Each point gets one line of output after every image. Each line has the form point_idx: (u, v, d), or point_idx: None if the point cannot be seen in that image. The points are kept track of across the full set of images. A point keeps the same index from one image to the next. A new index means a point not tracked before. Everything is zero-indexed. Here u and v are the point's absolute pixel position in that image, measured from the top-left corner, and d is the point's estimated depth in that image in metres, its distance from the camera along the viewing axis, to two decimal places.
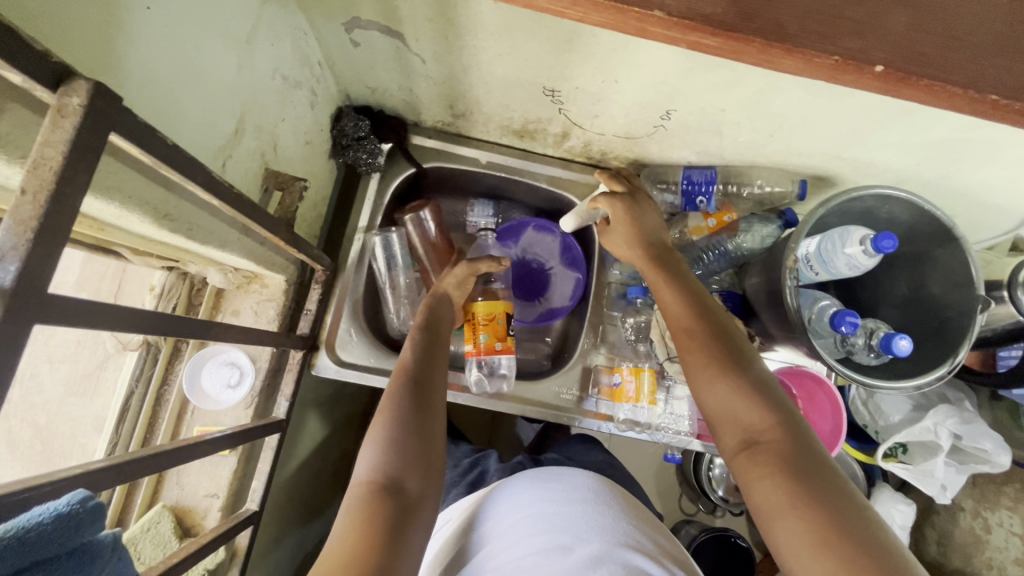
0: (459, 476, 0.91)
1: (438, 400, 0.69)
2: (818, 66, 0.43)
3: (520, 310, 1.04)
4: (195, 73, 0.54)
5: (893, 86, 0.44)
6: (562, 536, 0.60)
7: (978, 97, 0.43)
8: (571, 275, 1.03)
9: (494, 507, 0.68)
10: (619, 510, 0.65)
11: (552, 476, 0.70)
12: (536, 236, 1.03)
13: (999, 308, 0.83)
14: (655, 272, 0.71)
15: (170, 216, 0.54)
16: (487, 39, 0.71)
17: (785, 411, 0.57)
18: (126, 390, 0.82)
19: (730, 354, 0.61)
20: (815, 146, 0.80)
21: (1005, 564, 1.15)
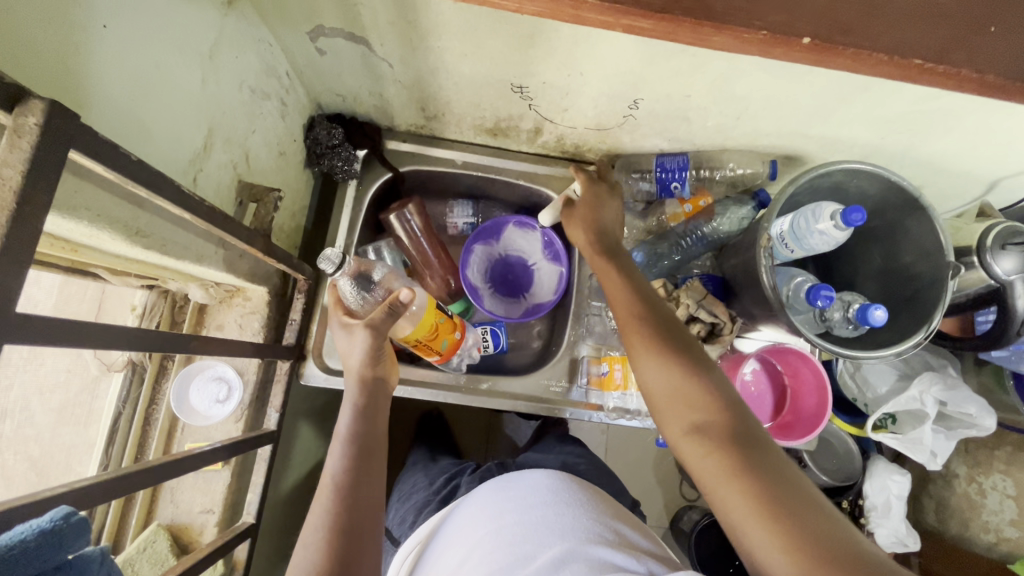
0: (434, 493, 0.94)
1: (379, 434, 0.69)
2: (748, 42, 0.46)
3: (507, 307, 1.04)
4: (158, 89, 0.54)
5: (821, 56, 0.46)
6: (525, 543, 0.60)
7: (901, 62, 0.46)
8: (555, 271, 1.02)
9: (460, 521, 0.70)
10: (580, 509, 0.66)
11: (513, 484, 0.72)
12: (517, 233, 1.02)
13: (970, 274, 0.85)
14: (607, 266, 0.75)
15: (142, 233, 0.54)
16: (451, 40, 0.71)
17: (719, 391, 0.61)
18: (113, 411, 0.82)
19: (669, 339, 0.65)
20: (781, 126, 0.82)
21: (1001, 526, 1.18)
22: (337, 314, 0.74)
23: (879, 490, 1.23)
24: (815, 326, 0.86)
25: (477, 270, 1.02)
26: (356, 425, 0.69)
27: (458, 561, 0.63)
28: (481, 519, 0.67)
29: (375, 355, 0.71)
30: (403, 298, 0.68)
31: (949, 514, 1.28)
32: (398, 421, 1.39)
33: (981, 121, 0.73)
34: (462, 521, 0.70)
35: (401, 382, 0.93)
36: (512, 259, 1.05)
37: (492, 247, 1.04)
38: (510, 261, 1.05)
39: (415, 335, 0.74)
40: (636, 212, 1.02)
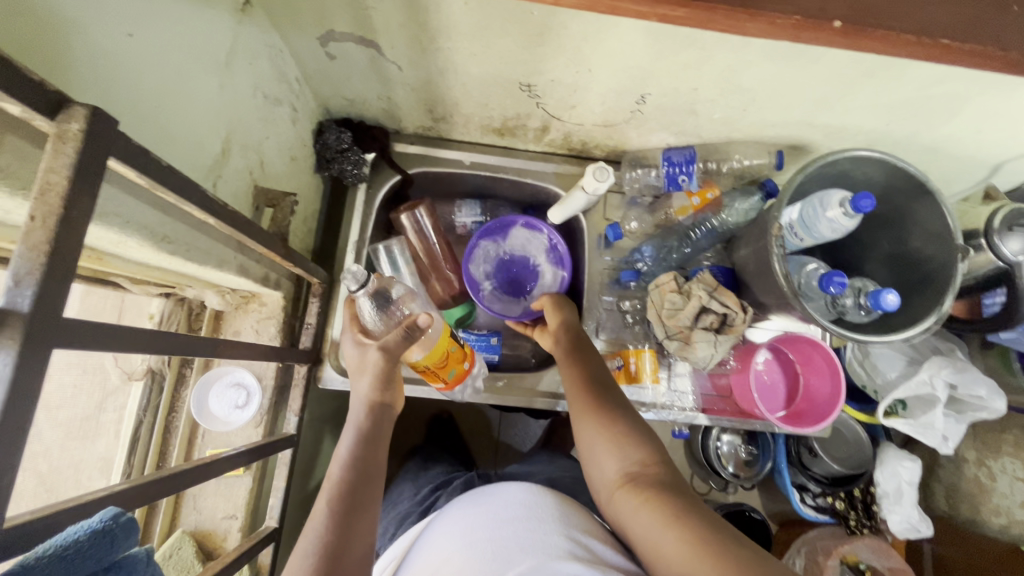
0: (415, 505, 0.95)
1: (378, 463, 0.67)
2: (783, 27, 0.47)
3: (505, 306, 1.02)
4: (180, 93, 0.55)
5: (855, 38, 0.48)
6: (493, 562, 0.58)
7: (928, 40, 0.48)
8: (557, 274, 1.00)
9: (431, 543, 0.68)
10: (559, 523, 0.63)
11: (485, 500, 0.69)
12: (524, 231, 1.01)
13: (979, 256, 0.86)
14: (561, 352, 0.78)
15: (168, 238, 0.54)
16: (460, 40, 0.72)
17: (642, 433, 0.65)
18: (134, 420, 0.82)
19: (600, 389, 0.70)
20: (788, 116, 0.83)
21: (1010, 509, 1.17)
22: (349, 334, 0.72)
23: (890, 477, 1.23)
24: (828, 313, 0.87)
25: (480, 266, 1.01)
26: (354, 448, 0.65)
27: None
28: (455, 536, 0.65)
29: (387, 382, 0.68)
30: (420, 323, 0.65)
31: (961, 499, 1.29)
32: (410, 424, 1.39)
33: (986, 105, 0.74)
34: (439, 535, 0.68)
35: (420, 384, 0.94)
36: (516, 258, 1.03)
37: (498, 245, 1.02)
38: (513, 260, 1.03)
39: (426, 361, 0.72)
40: (644, 206, 1.03)
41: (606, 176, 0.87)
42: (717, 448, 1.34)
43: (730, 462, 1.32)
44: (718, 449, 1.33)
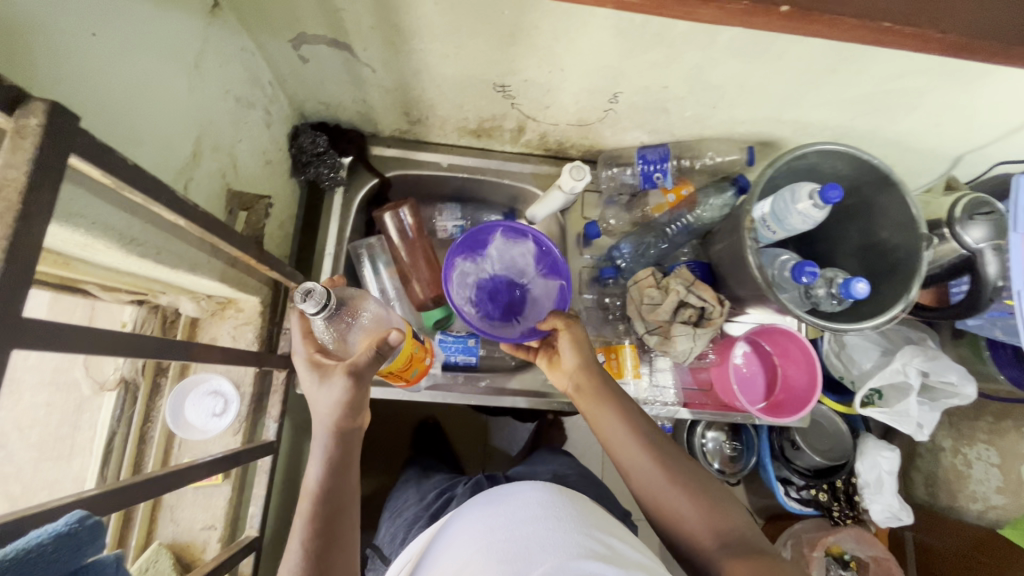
0: (423, 509, 0.93)
1: (349, 481, 0.64)
2: (732, 13, 0.46)
3: (498, 330, 0.90)
4: (149, 93, 0.54)
5: (804, 24, 0.47)
6: (515, 563, 0.56)
7: (873, 25, 0.47)
8: (553, 286, 0.92)
9: (447, 544, 0.66)
10: (575, 525, 0.62)
11: (503, 499, 0.67)
12: (506, 244, 0.93)
13: (943, 245, 0.89)
14: (600, 405, 0.74)
15: (137, 241, 0.54)
16: (433, 41, 0.73)
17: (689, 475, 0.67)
18: (107, 431, 0.80)
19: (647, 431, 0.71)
20: (756, 112, 0.85)
21: (988, 495, 1.20)
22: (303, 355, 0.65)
23: (871, 467, 1.25)
24: (802, 303, 0.88)
25: (462, 290, 0.90)
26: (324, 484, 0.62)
27: None
28: (471, 536, 0.63)
29: (354, 408, 0.62)
30: (391, 340, 0.60)
31: (940, 487, 1.32)
32: (395, 430, 1.38)
33: (943, 99, 0.77)
34: (453, 537, 0.66)
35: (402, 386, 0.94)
36: (500, 277, 0.93)
37: (478, 263, 0.93)
38: (497, 280, 0.93)
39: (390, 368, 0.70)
40: (622, 204, 1.04)
41: (583, 175, 0.89)
42: (702, 445, 1.35)
43: (715, 459, 1.34)
44: (703, 446, 1.35)
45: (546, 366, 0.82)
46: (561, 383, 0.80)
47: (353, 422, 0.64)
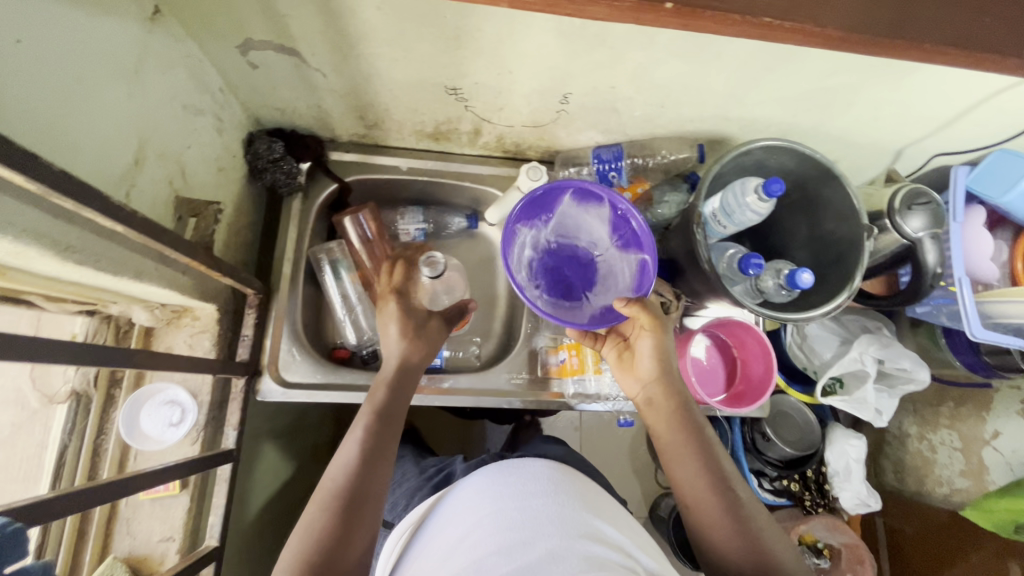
0: (424, 481, 0.96)
1: (385, 463, 0.70)
2: (621, 10, 0.49)
3: (566, 310, 0.84)
4: (83, 101, 0.54)
5: (686, 18, 0.50)
6: (523, 531, 0.61)
7: (752, 20, 0.50)
8: (626, 262, 0.86)
9: (452, 509, 0.70)
10: (576, 503, 0.67)
11: (512, 473, 0.72)
12: (574, 208, 0.86)
13: (885, 236, 0.92)
14: (678, 432, 0.71)
15: (73, 249, 0.53)
16: (380, 45, 0.74)
17: (738, 500, 0.66)
18: (58, 444, 0.79)
19: (707, 448, 0.70)
20: (703, 111, 0.87)
21: (953, 478, 1.24)
22: (391, 303, 0.85)
23: (840, 456, 1.30)
24: (753, 296, 0.91)
25: (522, 264, 0.84)
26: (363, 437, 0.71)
27: (453, 540, 0.64)
28: (478, 503, 0.68)
29: (408, 366, 0.80)
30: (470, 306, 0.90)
31: (907, 472, 1.35)
32: None
33: (876, 95, 0.80)
34: (456, 504, 0.71)
35: (364, 388, 0.94)
36: (565, 248, 0.88)
37: (542, 236, 0.88)
38: (562, 251, 0.88)
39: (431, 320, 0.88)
40: None
41: (539, 175, 0.90)
42: None
43: None
44: None
45: (615, 363, 0.79)
46: (630, 389, 0.78)
47: (409, 372, 0.79)
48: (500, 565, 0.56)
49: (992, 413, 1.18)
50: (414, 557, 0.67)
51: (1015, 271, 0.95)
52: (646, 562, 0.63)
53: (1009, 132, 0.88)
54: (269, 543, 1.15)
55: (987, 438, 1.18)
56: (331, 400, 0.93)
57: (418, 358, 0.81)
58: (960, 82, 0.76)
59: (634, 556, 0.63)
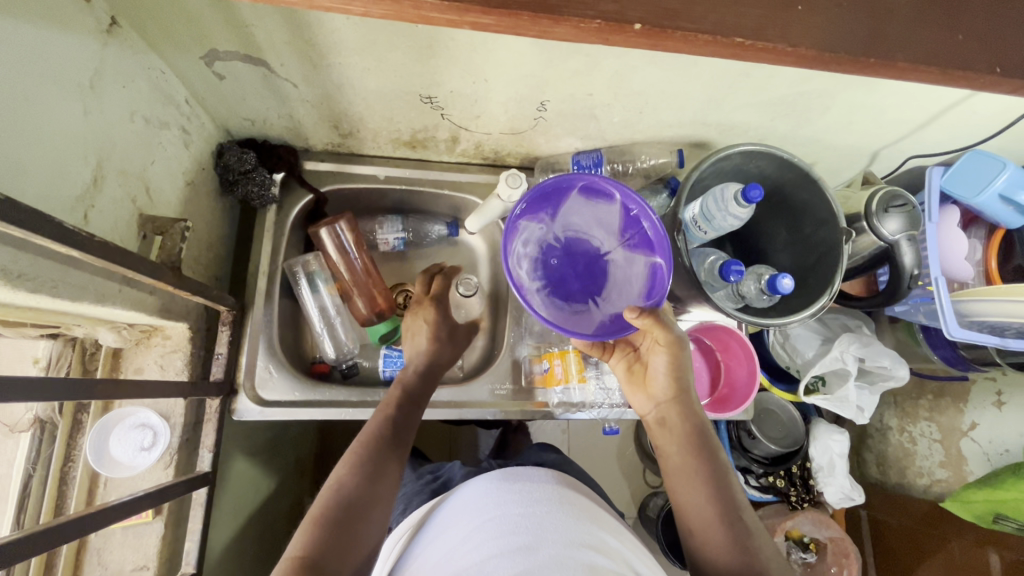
0: (423, 486, 0.98)
1: (393, 476, 0.73)
2: (588, 30, 0.49)
3: (571, 312, 0.80)
4: (33, 122, 0.52)
5: (657, 39, 0.50)
6: (526, 536, 0.61)
7: (725, 41, 0.50)
8: (637, 262, 0.82)
9: (456, 513, 0.70)
10: (578, 511, 0.68)
11: (516, 478, 0.72)
12: (582, 205, 0.83)
13: (863, 238, 0.92)
14: (690, 453, 0.71)
15: (24, 276, 0.51)
16: (351, 55, 0.72)
17: (740, 523, 0.65)
18: (22, 475, 0.75)
19: (715, 468, 0.69)
20: (681, 116, 0.87)
21: (932, 470, 1.26)
22: (432, 309, 0.91)
23: (823, 451, 1.31)
24: (735, 300, 0.90)
25: (526, 261, 0.81)
26: (377, 441, 0.74)
27: (454, 544, 0.64)
28: (482, 506, 0.68)
29: (425, 381, 0.85)
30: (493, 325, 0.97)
31: (890, 465, 1.37)
32: None
33: (852, 99, 0.81)
34: (458, 507, 0.71)
35: (343, 404, 0.92)
36: (575, 244, 0.83)
37: (546, 229, 0.83)
38: (571, 248, 0.83)
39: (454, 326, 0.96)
40: None
41: (519, 182, 0.89)
42: None
43: None
44: None
45: (623, 377, 0.80)
46: (640, 406, 0.78)
47: (432, 373, 0.86)
48: (503, 568, 0.56)
49: (968, 405, 1.21)
50: (414, 558, 0.68)
51: (989, 270, 0.97)
52: (644, 570, 0.64)
53: (982, 133, 0.89)
54: (251, 562, 1.12)
55: (964, 428, 1.20)
56: (311, 417, 0.91)
57: (446, 358, 0.89)
58: (933, 85, 0.76)
59: (633, 565, 0.63)
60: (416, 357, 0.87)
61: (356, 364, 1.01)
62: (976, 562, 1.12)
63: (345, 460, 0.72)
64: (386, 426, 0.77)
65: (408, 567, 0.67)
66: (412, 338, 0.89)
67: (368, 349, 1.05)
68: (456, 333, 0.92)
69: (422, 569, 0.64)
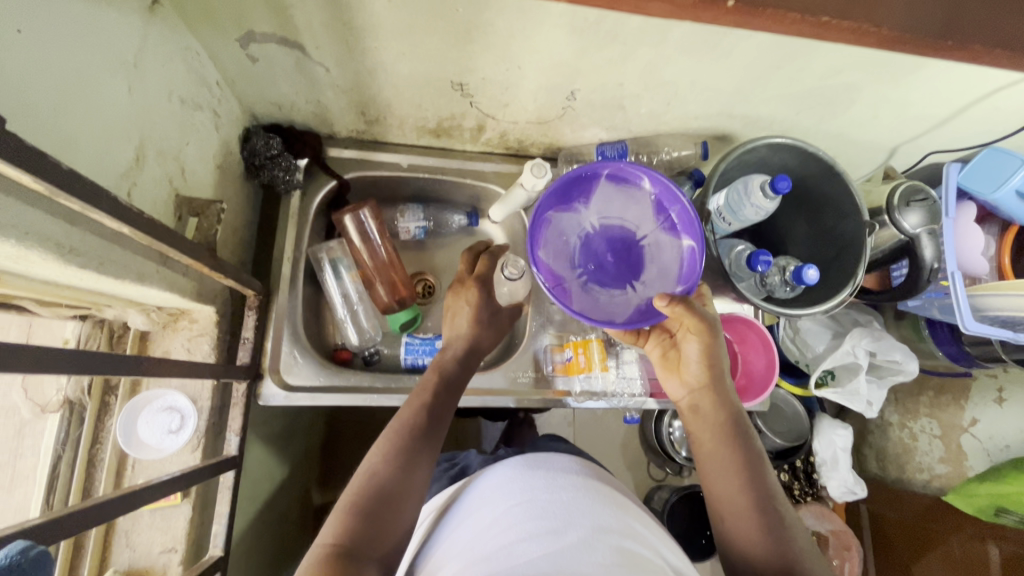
0: (441, 473, 0.98)
1: (425, 461, 0.73)
2: (683, 7, 0.51)
3: (606, 299, 0.82)
4: (85, 96, 0.52)
5: (746, 17, 0.52)
6: (554, 521, 0.60)
7: (813, 18, 0.53)
8: (674, 244, 0.82)
9: (481, 497, 0.70)
10: (605, 498, 0.67)
11: (540, 465, 0.72)
12: (616, 190, 0.84)
13: (884, 232, 0.95)
14: (724, 445, 0.72)
15: (76, 251, 0.51)
16: (387, 39, 0.72)
17: (773, 510, 0.67)
18: (51, 456, 0.75)
19: (748, 457, 0.71)
20: (708, 108, 0.87)
21: (932, 465, 1.28)
22: (475, 291, 0.93)
23: (827, 446, 1.31)
24: (758, 291, 0.92)
25: (562, 251, 0.83)
26: (414, 425, 0.75)
27: (481, 528, 0.63)
28: (508, 491, 0.67)
29: (461, 369, 0.86)
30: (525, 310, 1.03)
31: (890, 460, 1.38)
32: None
33: (878, 93, 0.82)
34: (485, 491, 0.71)
35: (368, 391, 0.92)
36: (611, 230, 0.84)
37: (579, 216, 0.84)
38: (608, 233, 0.84)
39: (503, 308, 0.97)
40: None
41: (543, 172, 0.88)
42: (670, 434, 1.33)
43: (683, 447, 1.32)
44: (671, 435, 1.33)
45: (660, 362, 0.82)
46: (675, 392, 0.80)
47: (468, 360, 0.88)
48: (532, 551, 0.56)
49: (969, 402, 1.23)
50: (443, 541, 0.68)
51: (1002, 265, 0.98)
52: (672, 558, 0.63)
53: (1002, 130, 0.90)
54: (266, 548, 1.12)
55: (965, 425, 1.22)
56: (334, 403, 0.91)
57: (486, 343, 0.92)
58: (959, 81, 0.77)
59: (661, 551, 0.62)
60: (457, 341, 0.89)
61: (378, 351, 1.02)
62: (975, 555, 1.13)
63: (379, 447, 0.73)
64: (422, 413, 0.77)
65: (437, 550, 0.68)
66: (453, 320, 0.91)
67: (388, 337, 1.05)
68: (497, 316, 0.95)
69: (451, 551, 0.64)
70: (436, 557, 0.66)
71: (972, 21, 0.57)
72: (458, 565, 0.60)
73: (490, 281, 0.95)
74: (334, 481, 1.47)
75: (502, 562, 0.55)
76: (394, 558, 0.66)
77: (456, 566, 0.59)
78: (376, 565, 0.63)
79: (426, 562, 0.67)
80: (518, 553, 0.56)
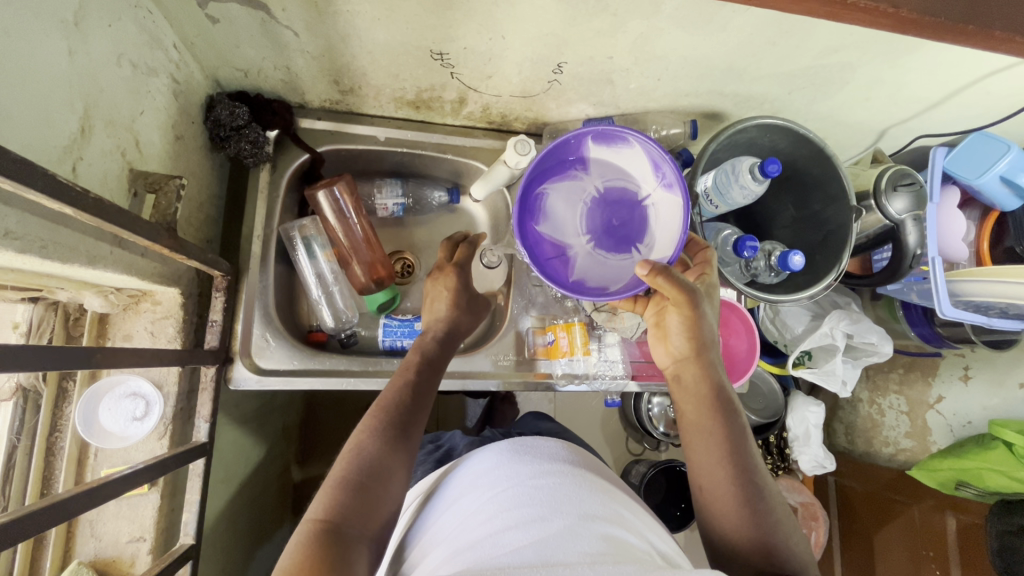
0: (427, 455, 0.97)
1: (412, 438, 0.72)
2: None
3: (602, 268, 0.80)
4: (14, 63, 0.46)
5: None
6: (541, 510, 0.59)
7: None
8: (677, 204, 0.78)
9: (472, 477, 0.70)
10: (593, 485, 0.66)
11: (527, 449, 0.71)
12: (605, 152, 0.79)
13: (869, 216, 0.93)
14: (705, 416, 0.72)
15: (12, 235, 0.47)
16: (360, 3, 0.66)
17: (750, 486, 0.66)
18: (5, 445, 0.72)
19: (731, 430, 0.70)
20: (699, 85, 0.84)
21: (898, 439, 1.31)
22: (453, 276, 0.90)
23: (800, 421, 1.33)
24: (743, 275, 0.92)
25: (553, 222, 0.80)
26: (400, 398, 0.74)
27: (468, 513, 0.63)
28: (494, 479, 0.66)
29: (443, 349, 0.84)
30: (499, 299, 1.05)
31: (858, 434, 1.41)
32: None
33: (874, 73, 0.79)
34: (470, 478, 0.70)
35: (345, 373, 0.89)
36: (611, 195, 0.80)
37: (569, 183, 0.81)
38: (610, 199, 0.80)
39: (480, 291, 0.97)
40: None
41: (528, 149, 0.83)
42: (649, 410, 1.35)
43: (661, 422, 1.33)
44: (650, 410, 1.34)
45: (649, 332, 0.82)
46: (660, 361, 0.81)
47: (450, 340, 0.85)
48: (517, 540, 0.54)
49: (936, 379, 1.25)
50: (428, 527, 0.67)
51: (980, 250, 0.98)
52: (658, 543, 0.63)
53: (991, 114, 0.89)
54: (244, 527, 1.11)
55: (931, 402, 1.25)
56: (310, 386, 0.88)
57: (464, 327, 0.89)
58: (954, 62, 0.75)
59: (649, 538, 0.61)
60: (435, 325, 0.86)
61: (355, 333, 0.99)
62: (933, 525, 1.18)
63: (369, 419, 0.71)
64: (407, 389, 0.76)
65: (423, 535, 0.66)
66: (431, 306, 0.89)
67: (365, 317, 1.02)
68: (476, 300, 0.92)
69: (437, 536, 0.63)
70: (421, 543, 0.65)
71: (974, 6, 0.55)
72: (443, 551, 0.58)
73: (468, 267, 0.92)
74: (314, 456, 1.45)
75: (485, 552, 0.54)
76: (382, 540, 0.64)
77: (441, 552, 0.58)
78: (366, 545, 0.61)
79: (411, 548, 0.66)
80: (500, 541, 0.55)
